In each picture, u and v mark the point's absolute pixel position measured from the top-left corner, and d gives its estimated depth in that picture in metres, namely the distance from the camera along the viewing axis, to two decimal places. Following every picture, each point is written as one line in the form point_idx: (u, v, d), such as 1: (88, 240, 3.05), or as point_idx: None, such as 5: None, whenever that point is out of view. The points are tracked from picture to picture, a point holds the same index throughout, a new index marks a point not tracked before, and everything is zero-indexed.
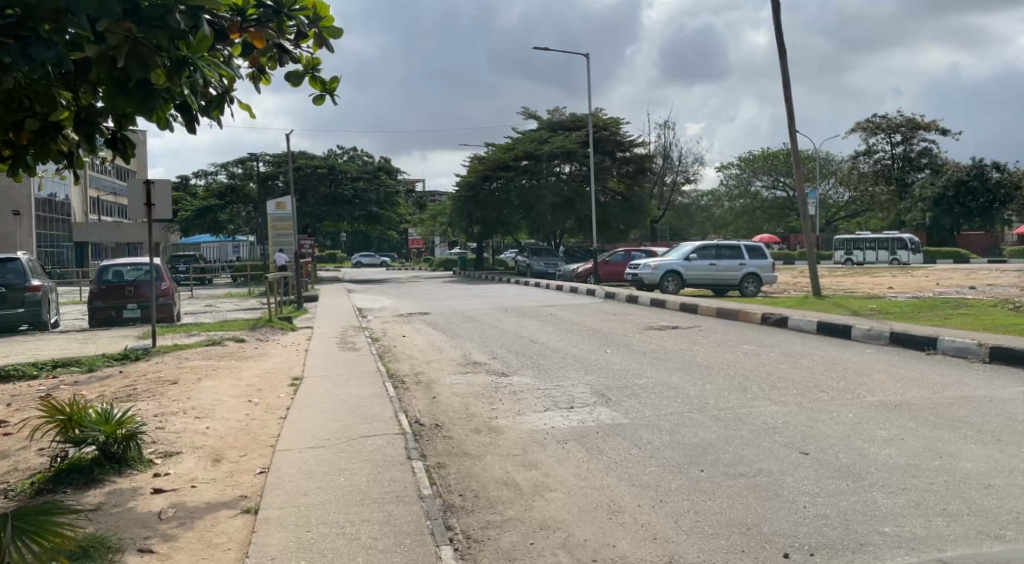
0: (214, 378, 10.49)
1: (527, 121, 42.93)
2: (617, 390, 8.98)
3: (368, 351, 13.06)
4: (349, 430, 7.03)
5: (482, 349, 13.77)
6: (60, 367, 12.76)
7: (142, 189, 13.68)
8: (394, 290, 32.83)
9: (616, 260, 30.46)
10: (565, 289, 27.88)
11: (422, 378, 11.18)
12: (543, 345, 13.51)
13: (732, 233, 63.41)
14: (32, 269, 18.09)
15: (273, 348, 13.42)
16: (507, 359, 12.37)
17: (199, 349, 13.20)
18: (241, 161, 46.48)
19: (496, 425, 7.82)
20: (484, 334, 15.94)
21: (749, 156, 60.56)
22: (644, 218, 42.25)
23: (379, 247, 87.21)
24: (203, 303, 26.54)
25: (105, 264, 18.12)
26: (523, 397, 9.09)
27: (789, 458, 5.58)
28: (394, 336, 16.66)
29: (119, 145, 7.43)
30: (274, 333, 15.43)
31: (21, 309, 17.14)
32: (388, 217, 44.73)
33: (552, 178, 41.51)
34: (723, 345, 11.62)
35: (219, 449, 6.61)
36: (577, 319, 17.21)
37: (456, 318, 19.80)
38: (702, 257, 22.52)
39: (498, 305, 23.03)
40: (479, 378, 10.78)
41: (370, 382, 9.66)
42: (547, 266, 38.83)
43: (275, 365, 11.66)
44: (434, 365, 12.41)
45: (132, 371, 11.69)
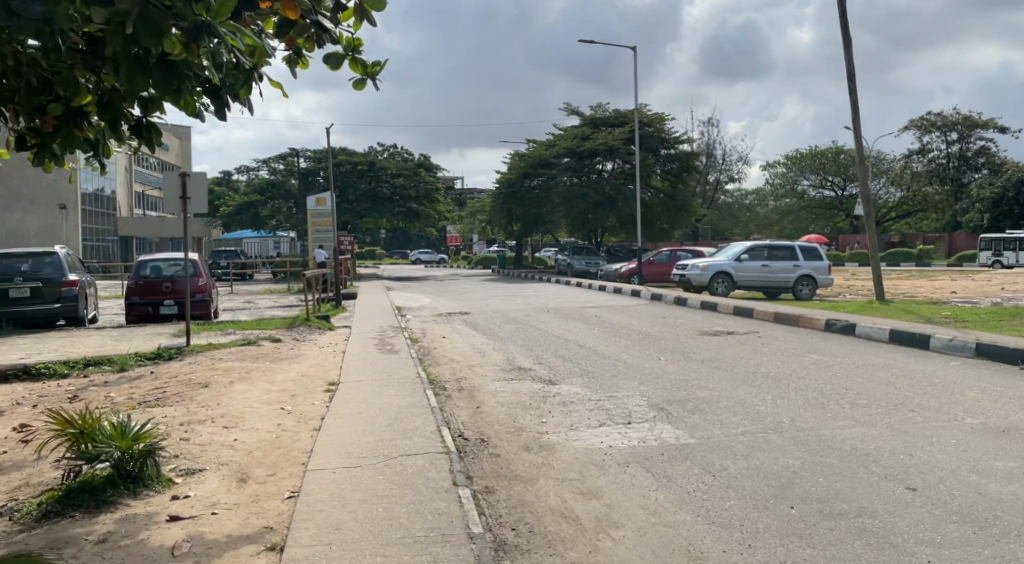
0: (247, 382, 9.93)
1: (570, 116, 42.13)
2: (678, 403, 8.24)
3: (408, 354, 12.45)
4: (387, 447, 6.39)
5: (526, 353, 13.08)
6: (91, 366, 12.31)
7: (177, 183, 13.18)
8: (434, 288, 32.32)
9: (661, 260, 29.58)
10: (608, 289, 27.08)
11: (465, 384, 10.54)
12: (592, 349, 12.79)
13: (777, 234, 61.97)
14: (70, 263, 17.77)
15: (309, 349, 12.87)
16: (554, 365, 11.67)
17: (234, 349, 12.69)
18: (283, 156, 46.33)
19: (547, 442, 7.15)
20: (527, 337, 15.24)
21: (795, 154, 59.13)
22: (688, 217, 41.27)
23: (417, 244, 87.02)
24: (241, 299, 26.23)
25: (143, 258, 17.72)
26: (575, 410, 8.39)
27: (895, 498, 4.85)
28: (433, 337, 16.04)
29: (144, 132, 6.85)
30: (311, 333, 14.92)
31: (58, 304, 16.77)
32: (429, 213, 44.26)
33: (595, 175, 40.71)
34: (787, 354, 10.81)
35: (245, 466, 6.02)
36: (626, 322, 16.46)
37: (497, 319, 19.14)
38: (754, 258, 21.60)
39: (540, 305, 22.31)
40: (525, 386, 10.11)
41: (410, 389, 9.03)
42: (588, 265, 38.03)
43: (310, 367, 11.10)
44: (477, 370, 11.77)
45: (163, 372, 11.22)
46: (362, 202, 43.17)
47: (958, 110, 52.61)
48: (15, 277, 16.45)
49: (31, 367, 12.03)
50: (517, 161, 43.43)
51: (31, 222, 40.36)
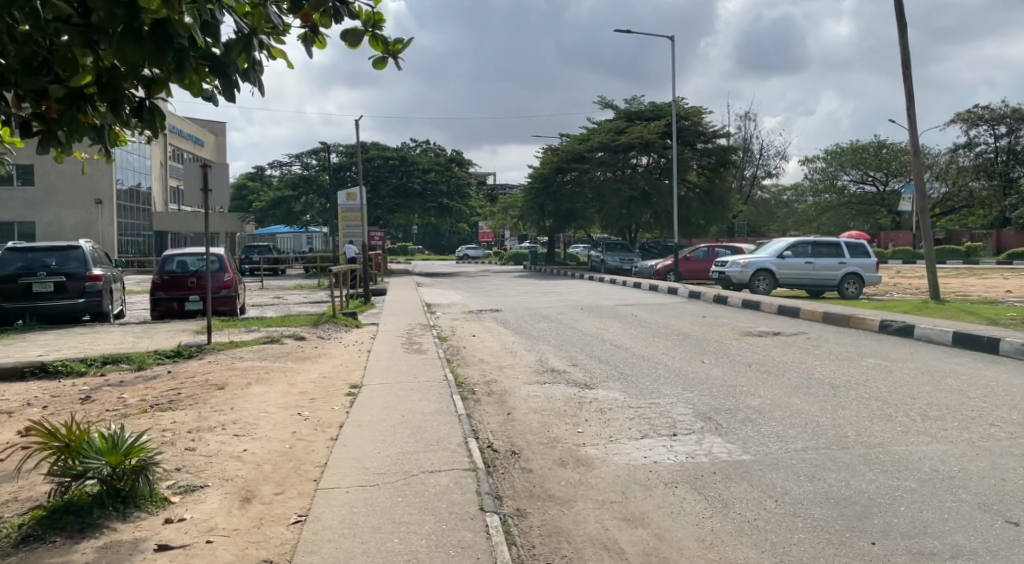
0: (265, 383, 9.38)
1: (604, 110, 41.33)
2: (728, 413, 7.56)
3: (436, 353, 11.87)
4: (408, 462, 5.80)
5: (560, 353, 12.45)
6: (109, 364, 11.86)
7: (199, 173, 12.71)
8: (464, 283, 31.78)
9: (698, 256, 28.74)
10: (643, 286, 26.33)
11: (495, 387, 9.95)
12: (630, 350, 12.12)
13: (816, 230, 60.60)
14: (95, 258, 17.42)
15: (333, 348, 12.34)
16: (589, 366, 11.02)
17: (256, 348, 12.18)
18: (315, 151, 46.05)
19: (584, 455, 6.52)
20: (560, 336, 14.59)
21: (836, 149, 57.75)
22: (725, 214, 40.30)
23: (449, 240, 86.74)
24: (270, 295, 25.86)
25: (169, 253, 17.28)
26: (613, 418, 7.74)
27: (997, 539, 4.20)
28: (462, 336, 15.46)
29: (146, 115, 6.30)
30: (337, 331, 14.41)
31: (82, 299, 16.39)
32: (461, 208, 43.70)
33: (630, 170, 39.90)
34: (842, 358, 10.07)
35: (251, 482, 5.44)
36: (665, 321, 15.74)
37: (529, 317, 18.51)
38: (798, 254, 20.80)
39: (573, 303, 21.63)
40: (560, 390, 9.48)
41: (436, 393, 8.45)
42: (621, 262, 37.23)
43: (334, 368, 10.56)
44: (508, 371, 11.16)
45: (181, 371, 10.74)
46: (393, 197, 42.74)
47: (1007, 103, 50.83)
48: (39, 272, 16.09)
49: (47, 364, 11.61)
50: (550, 156, 42.72)
51: (67, 217, 40.48)
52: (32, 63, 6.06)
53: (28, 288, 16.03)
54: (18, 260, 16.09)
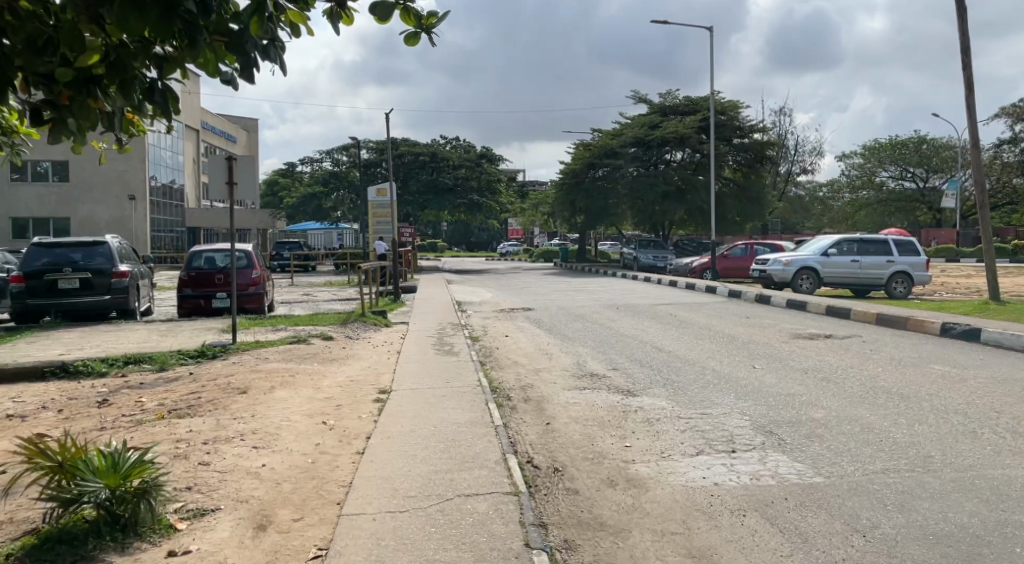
0: (289, 387, 8.85)
1: (637, 104, 40.57)
2: (790, 427, 6.93)
3: (469, 355, 11.29)
4: (443, 482, 5.23)
5: (598, 356, 11.83)
6: (131, 363, 11.35)
7: (223, 167, 12.18)
8: (496, 281, 31.16)
9: (736, 254, 27.95)
10: (679, 285, 25.63)
11: (532, 394, 9.35)
12: (675, 355, 11.47)
13: (853, 227, 59.35)
14: (121, 254, 17.00)
15: (363, 349, 11.79)
16: (631, 372, 10.40)
17: (281, 348, 11.66)
18: (345, 147, 45.74)
19: (636, 475, 5.90)
20: (598, 338, 13.95)
21: (875, 144, 56.51)
22: (762, 211, 39.42)
23: (479, 237, 86.28)
24: (298, 291, 25.47)
25: (196, 249, 16.86)
26: (664, 432, 7.11)
27: None
28: (495, 336, 14.87)
29: (158, 97, 5.81)
30: (366, 330, 13.88)
31: (107, 296, 15.99)
32: (491, 205, 43.13)
33: (664, 166, 39.17)
34: (906, 364, 9.36)
35: (268, 505, 4.89)
36: (709, 323, 15.04)
37: (563, 317, 17.87)
38: (843, 253, 20.15)
39: (608, 302, 20.96)
40: (603, 398, 8.87)
41: (471, 401, 7.88)
42: (655, 259, 36.51)
43: (362, 370, 10.01)
44: (545, 375, 10.56)
45: (203, 372, 10.22)
46: (423, 193, 42.25)
47: None
48: (64, 267, 15.69)
49: (68, 364, 11.15)
50: (582, 151, 42.02)
51: (100, 213, 40.49)
52: (37, 43, 5.52)
53: (53, 284, 15.65)
54: (43, 255, 15.68)
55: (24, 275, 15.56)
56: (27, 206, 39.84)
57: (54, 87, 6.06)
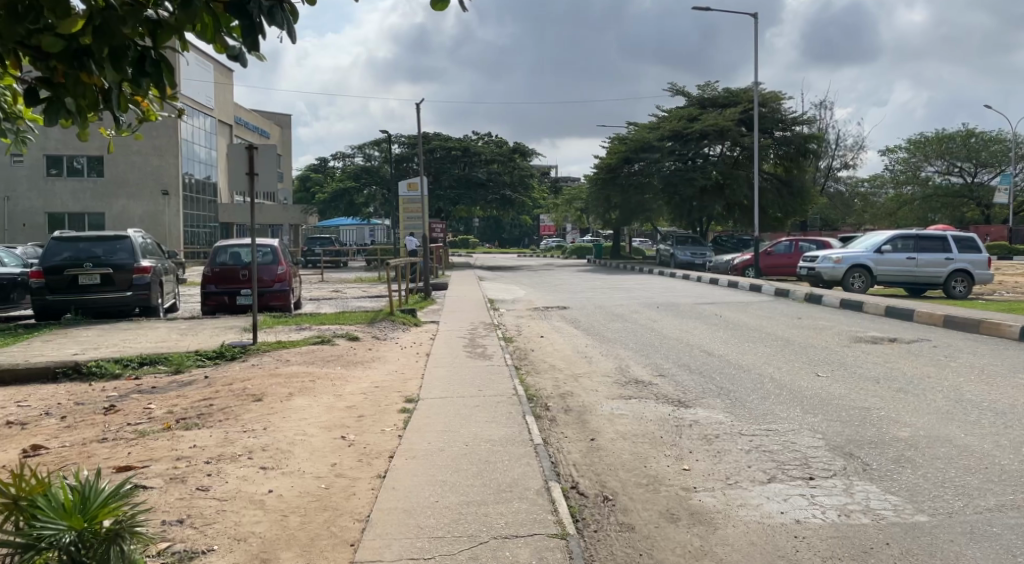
0: (309, 394, 8.09)
1: (675, 97, 39.55)
2: (874, 449, 6.10)
3: (503, 359, 10.49)
4: (477, 518, 4.46)
5: (642, 361, 10.97)
6: (146, 365, 10.46)
7: (244, 156, 11.01)
8: (529, 278, 30.34)
9: (780, 251, 26.83)
10: (721, 283, 24.65)
11: (573, 403, 8.54)
12: (728, 361, 10.59)
13: (896, 224, 57.76)
14: (144, 249, 15.97)
15: (391, 352, 11.01)
16: (680, 380, 9.57)
17: (303, 350, 10.92)
18: (377, 142, 45.08)
19: (700, 507, 5.08)
20: (641, 340, 13.06)
21: (920, 138, 54.93)
22: (805, 206, 38.30)
23: (510, 233, 85.55)
24: (327, 288, 24.79)
25: (220, 244, 16.13)
26: (726, 454, 6.29)
27: None
28: (530, 337, 14.05)
29: (150, 67, 5.06)
30: (394, 331, 13.14)
31: (130, 292, 14.90)
32: (524, 201, 42.23)
33: (700, 161, 37.98)
34: (991, 374, 8.44)
35: (270, 546, 4.14)
36: (759, 326, 14.09)
37: (601, 316, 16.97)
38: (898, 251, 19.81)
39: (646, 301, 19.99)
40: (652, 411, 8.04)
41: (507, 414, 7.07)
42: (693, 256, 35.49)
43: (389, 376, 9.24)
44: (586, 382, 9.76)
45: (220, 375, 9.46)
46: (455, 188, 41.52)
47: None
48: (84, 262, 14.63)
49: (81, 365, 10.39)
50: (618, 145, 41.01)
51: (134, 208, 40.30)
52: (16, 8, 4.76)
53: (74, 280, 14.63)
54: (64, 249, 14.63)
55: (43, 270, 14.52)
56: (62, 200, 39.71)
57: (48, 61, 5.33)
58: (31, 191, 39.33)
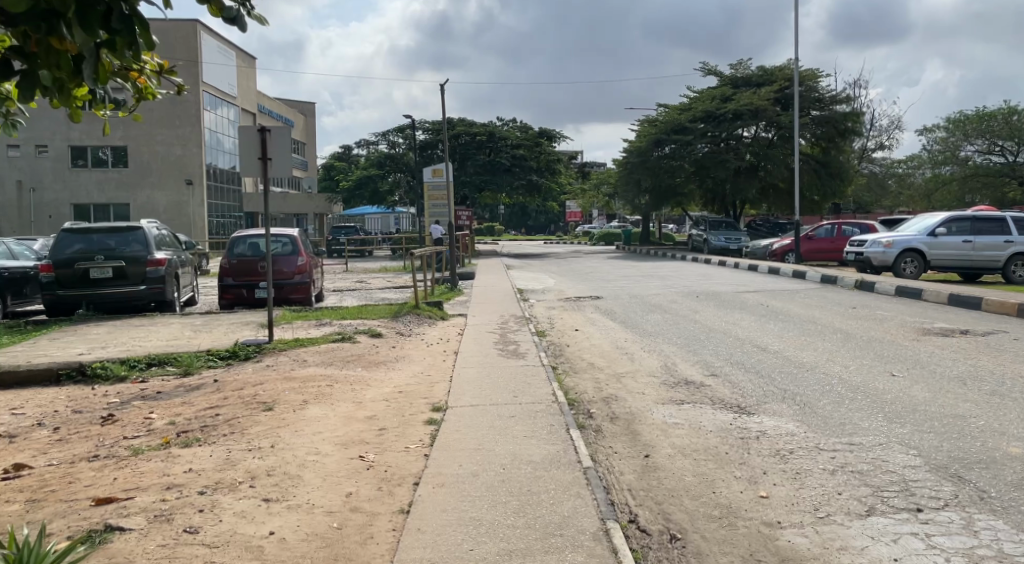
0: (325, 401, 7.23)
1: (707, 76, 38.40)
2: (986, 474, 5.28)
3: (538, 358, 9.60)
4: None
5: (690, 358, 10.11)
6: (155, 367, 9.54)
7: (254, 139, 10.14)
8: (558, 266, 29.38)
9: (822, 235, 26.13)
10: (760, 270, 23.55)
11: (620, 409, 7.66)
12: (786, 360, 9.68)
13: (932, 205, 56.19)
14: (159, 240, 14.94)
15: (416, 351, 10.13)
16: (735, 380, 8.73)
17: (323, 349, 10.01)
18: (401, 128, 44.13)
19: (792, 554, 4.25)
20: (684, 335, 12.12)
21: (959, 116, 53.18)
22: (843, 186, 37.18)
23: (536, 220, 84.58)
24: (351, 279, 23.95)
25: (237, 235, 15.10)
26: (808, 478, 5.45)
27: None
28: (563, 331, 13.15)
29: (121, 24, 4.19)
30: (421, 326, 12.26)
31: (143, 286, 13.76)
32: (550, 186, 41.60)
33: (733, 143, 36.72)
34: None
35: None
36: (812, 318, 13.11)
37: (637, 307, 16.00)
38: (953, 233, 19.33)
39: (685, 290, 18.94)
40: (710, 420, 7.16)
41: (549, 427, 6.21)
42: (727, 241, 34.34)
43: (415, 379, 8.36)
44: (630, 383, 8.87)
45: (232, 378, 8.57)
46: (481, 174, 40.51)
47: None
48: (96, 255, 13.50)
49: (86, 366, 9.46)
50: (648, 127, 39.83)
51: (159, 198, 39.76)
52: None
53: (85, 274, 13.51)
54: (76, 241, 13.55)
55: (53, 263, 13.40)
56: (86, 191, 39.34)
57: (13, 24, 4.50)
58: (56, 183, 39.06)
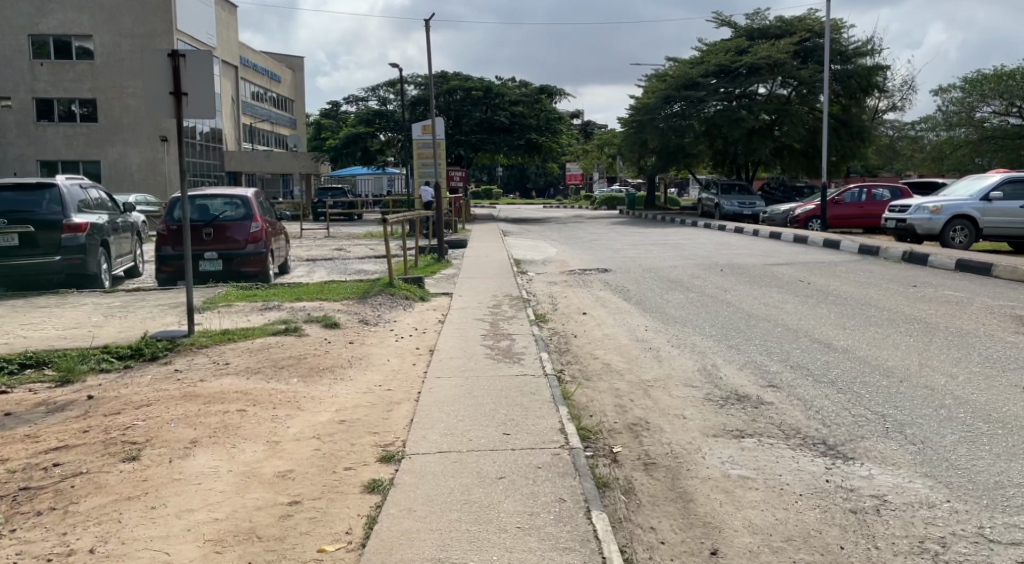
0: (221, 444, 4.84)
1: (720, 28, 35.73)
2: None
3: (538, 360, 7.26)
4: None
5: (734, 359, 7.84)
6: (25, 371, 7.06)
7: (163, 68, 7.92)
8: (559, 233, 26.94)
9: (849, 201, 23.78)
10: (784, 239, 21.17)
11: (656, 449, 5.35)
12: (864, 363, 7.40)
13: (944, 169, 53.91)
14: (86, 202, 12.47)
15: (379, 348, 7.75)
16: (806, 397, 6.49)
17: (255, 347, 7.56)
18: (391, 83, 41.45)
19: None
20: (718, 323, 9.80)
21: (975, 76, 50.30)
22: (863, 148, 34.85)
23: (535, 183, 81.99)
24: (328, 247, 21.45)
25: (179, 195, 12.72)
26: None
27: None
28: (568, 315, 10.77)
29: None
30: (394, 312, 9.87)
31: (58, 256, 11.32)
32: (551, 145, 39.04)
33: (746, 101, 34.15)
34: None
35: None
36: (869, 301, 10.82)
37: (653, 283, 13.66)
38: (1009, 198, 17.09)
39: (706, 262, 16.54)
40: (794, 471, 4.86)
41: (556, 509, 3.86)
42: (740, 206, 31.97)
43: (364, 399, 5.98)
44: (662, 400, 6.60)
45: (115, 395, 6.11)
46: (477, 132, 37.75)
47: None
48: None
49: None
50: (657, 83, 37.20)
51: (132, 155, 37.05)
52: None
53: None
54: None
55: None
56: (54, 147, 36.68)
57: None
58: (21, 138, 36.41)
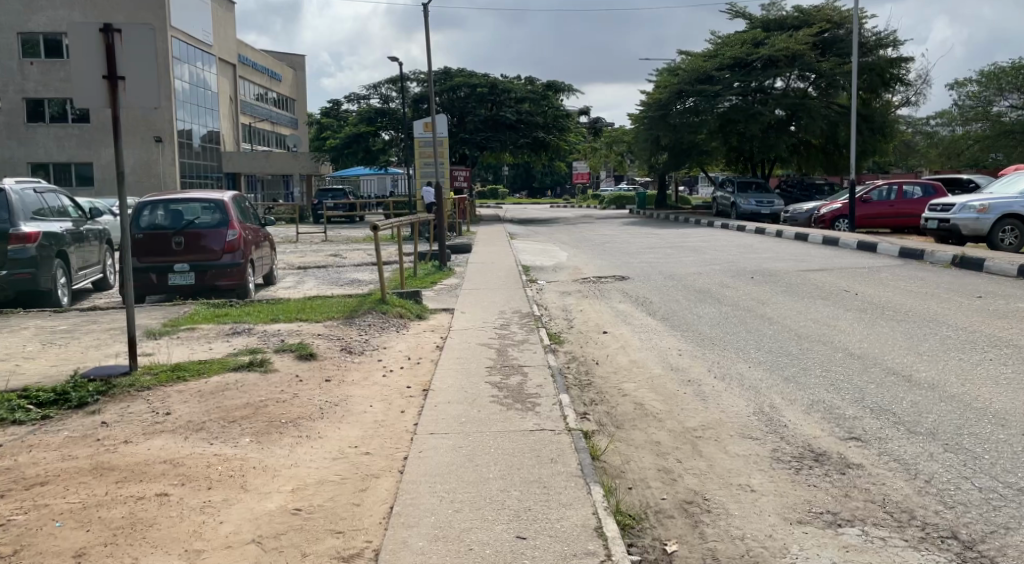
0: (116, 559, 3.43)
1: (735, 20, 34.25)
2: None
3: (557, 405, 5.82)
4: None
5: (800, 398, 6.37)
6: None
7: (94, 45, 6.49)
8: (570, 234, 25.45)
9: (878, 199, 22.27)
10: (813, 240, 19.67)
11: (729, 549, 3.89)
12: (965, 406, 5.94)
13: (961, 165, 52.26)
14: (44, 209, 11.06)
15: (362, 388, 6.31)
16: (910, 456, 5.03)
17: (209, 389, 6.13)
18: (393, 80, 40.03)
19: None
20: (765, 345, 8.34)
21: (993, 69, 48.63)
22: (884, 143, 33.30)
23: (542, 181, 80.58)
24: (323, 252, 19.97)
25: (144, 201, 11.32)
26: None
27: None
28: (586, 335, 9.32)
29: None
30: (383, 336, 8.45)
31: (3, 271, 9.92)
32: (559, 144, 37.67)
33: (763, 96, 32.62)
34: None
35: None
36: (936, 316, 9.35)
37: (680, 293, 12.21)
38: None
39: (734, 267, 15.06)
40: None
41: None
42: (758, 205, 30.40)
43: (329, 471, 4.53)
44: (722, 460, 5.15)
45: (8, 463, 4.66)
46: (482, 131, 36.20)
47: None
48: None
49: None
50: (668, 77, 35.71)
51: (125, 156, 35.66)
52: None
53: None
54: None
55: None
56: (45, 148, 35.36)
57: None
58: (11, 139, 35.16)
